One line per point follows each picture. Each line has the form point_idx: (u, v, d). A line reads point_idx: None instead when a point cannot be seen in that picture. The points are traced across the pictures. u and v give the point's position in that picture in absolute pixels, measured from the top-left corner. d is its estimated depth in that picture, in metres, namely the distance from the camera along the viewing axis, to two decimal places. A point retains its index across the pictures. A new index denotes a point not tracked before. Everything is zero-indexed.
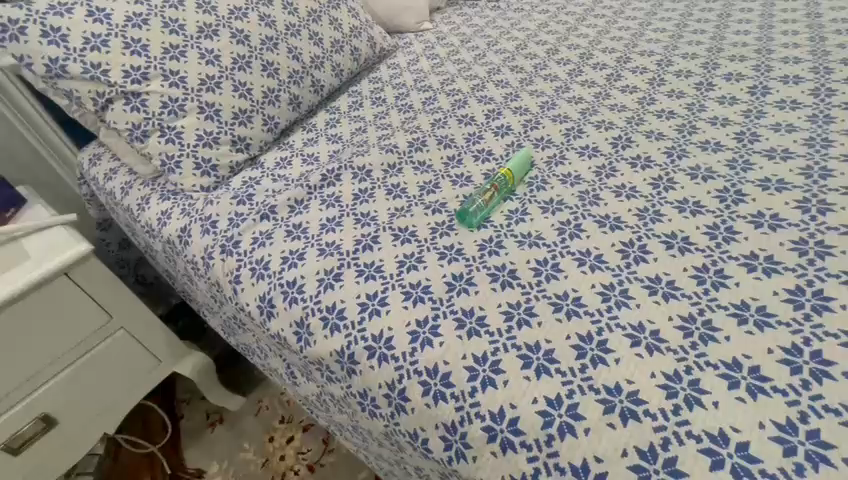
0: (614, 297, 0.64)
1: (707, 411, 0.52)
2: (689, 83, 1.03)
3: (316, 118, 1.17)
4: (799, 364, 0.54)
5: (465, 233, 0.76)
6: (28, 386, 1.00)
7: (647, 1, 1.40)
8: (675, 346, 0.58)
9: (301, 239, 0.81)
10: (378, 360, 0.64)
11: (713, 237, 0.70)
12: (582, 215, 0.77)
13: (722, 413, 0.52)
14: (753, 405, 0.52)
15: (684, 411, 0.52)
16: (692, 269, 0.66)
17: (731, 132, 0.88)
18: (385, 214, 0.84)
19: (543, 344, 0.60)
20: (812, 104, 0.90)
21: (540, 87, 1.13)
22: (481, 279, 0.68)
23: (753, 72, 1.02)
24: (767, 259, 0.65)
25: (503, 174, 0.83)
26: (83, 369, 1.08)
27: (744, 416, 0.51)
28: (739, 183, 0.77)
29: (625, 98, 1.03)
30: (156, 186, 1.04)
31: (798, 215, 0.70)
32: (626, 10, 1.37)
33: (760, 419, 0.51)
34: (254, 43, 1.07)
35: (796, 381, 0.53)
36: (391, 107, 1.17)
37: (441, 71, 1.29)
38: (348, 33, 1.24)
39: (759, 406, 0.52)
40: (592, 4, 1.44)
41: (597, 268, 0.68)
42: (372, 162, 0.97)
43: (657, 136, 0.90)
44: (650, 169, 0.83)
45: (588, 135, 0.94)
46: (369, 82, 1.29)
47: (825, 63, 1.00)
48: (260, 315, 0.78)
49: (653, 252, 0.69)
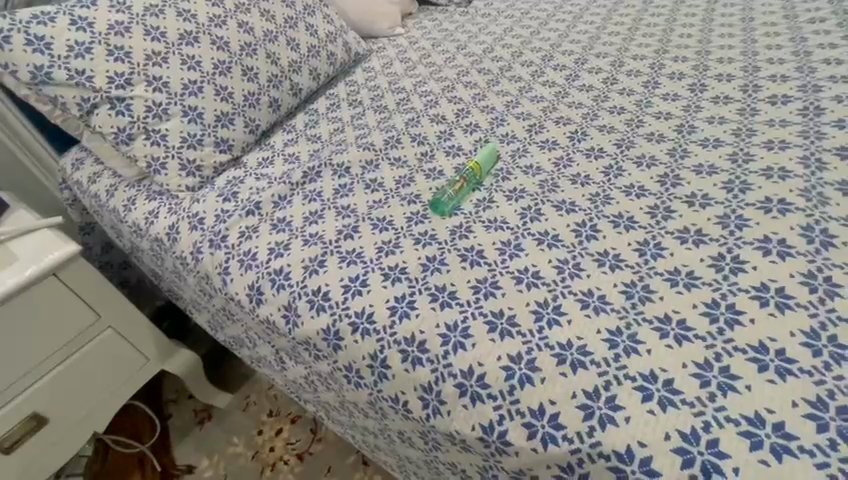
0: (568, 269, 0.70)
1: (640, 356, 0.58)
2: (639, 81, 1.14)
3: (295, 120, 1.23)
4: (717, 314, 0.60)
5: (438, 220, 0.84)
6: (18, 384, 1.02)
7: (604, 7, 1.51)
8: (618, 307, 0.63)
9: (285, 232, 0.87)
10: (361, 334, 0.70)
11: (654, 216, 0.76)
12: (542, 201, 0.84)
13: (653, 358, 0.58)
14: (678, 350, 0.58)
15: (622, 358, 0.58)
16: (635, 243, 0.72)
17: (674, 125, 0.97)
18: (364, 206, 0.90)
19: (506, 311, 0.66)
20: (740, 99, 1.01)
21: (505, 86, 1.22)
22: (452, 259, 0.74)
23: (693, 71, 1.14)
24: (697, 232, 0.72)
25: (472, 168, 0.91)
26: (75, 365, 1.11)
27: (670, 358, 0.57)
28: (678, 168, 0.85)
29: (582, 97, 1.13)
30: (141, 188, 1.08)
31: (724, 193, 0.78)
32: (584, 16, 1.49)
33: (683, 360, 0.57)
34: (234, 49, 1.13)
35: (714, 329, 0.59)
36: (367, 108, 1.24)
37: (413, 74, 1.37)
38: (324, 39, 1.31)
39: (682, 351, 0.58)
40: (553, 10, 1.55)
41: (554, 246, 0.74)
42: (351, 160, 1.04)
43: (609, 130, 1.00)
44: (602, 158, 0.92)
45: (548, 131, 1.03)
46: (345, 85, 1.35)
47: (754, 62, 1.12)
48: (249, 303, 0.83)
49: (602, 231, 0.75)
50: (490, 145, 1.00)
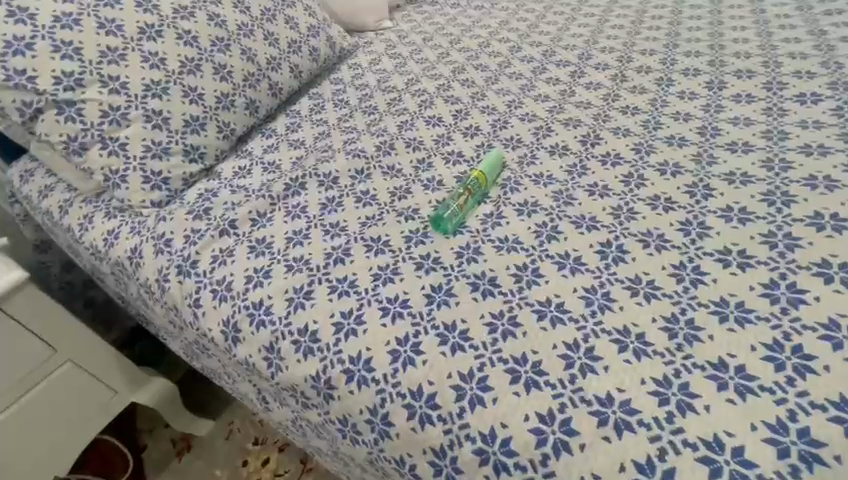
0: (597, 301, 0.60)
1: (699, 416, 0.49)
2: (650, 79, 1.06)
3: (275, 124, 1.11)
4: (782, 360, 0.52)
5: (441, 240, 0.74)
6: None
7: None
8: (661, 349, 0.55)
9: (265, 256, 0.76)
10: (357, 384, 0.59)
11: (687, 233, 0.68)
12: (558, 217, 0.75)
13: (714, 418, 0.49)
14: (743, 407, 0.49)
15: (677, 419, 0.49)
16: (670, 267, 0.64)
17: (695, 127, 0.89)
18: (356, 224, 0.80)
19: (530, 356, 0.56)
20: (764, 97, 0.93)
21: (506, 84, 1.13)
22: (461, 289, 0.64)
23: (709, 67, 1.05)
24: (740, 254, 0.64)
25: (477, 178, 0.81)
26: (58, 384, 1.02)
27: (736, 418, 0.49)
28: (706, 177, 0.77)
29: (590, 96, 1.04)
30: (99, 203, 0.94)
31: (765, 207, 0.69)
32: (584, 7, 1.39)
33: (751, 421, 0.48)
34: (204, 45, 1.00)
35: (782, 379, 0.51)
36: (355, 110, 1.13)
37: (403, 71, 1.26)
38: (306, 33, 1.19)
39: (748, 409, 0.49)
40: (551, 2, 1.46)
41: (577, 271, 0.65)
42: (339, 169, 0.92)
43: (625, 133, 0.91)
44: (620, 166, 0.83)
45: (557, 134, 0.94)
46: (330, 84, 1.24)
47: (774, 57, 1.03)
48: (225, 341, 0.72)
49: (630, 252, 0.67)
50: (495, 151, 0.89)
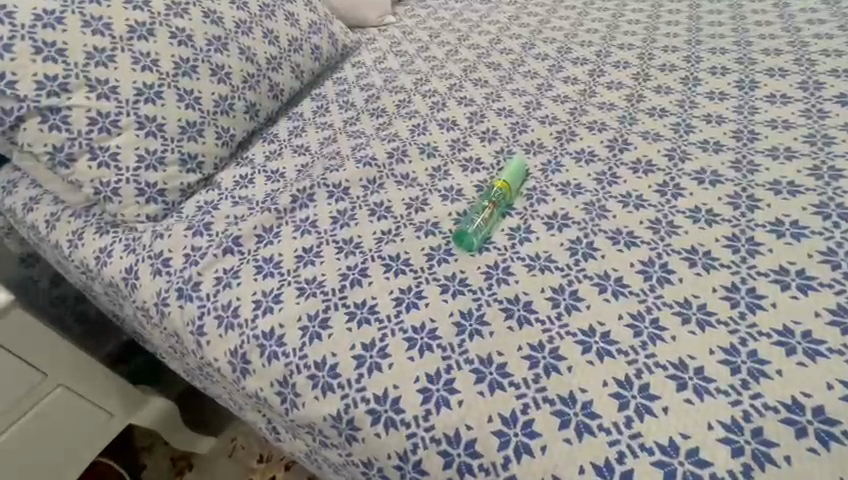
0: (646, 330, 0.55)
1: (780, 469, 0.43)
2: (675, 77, 1.01)
3: (277, 128, 1.06)
4: None
5: (466, 258, 0.68)
6: None
7: None
8: (725, 386, 0.48)
9: (274, 277, 0.70)
10: (384, 426, 0.53)
11: (736, 250, 0.62)
12: (592, 231, 0.69)
13: (797, 471, 0.43)
14: (830, 458, 0.43)
15: (755, 473, 0.43)
16: (722, 289, 0.58)
17: (729, 131, 0.84)
18: (372, 240, 0.74)
19: (578, 395, 0.50)
20: (802, 98, 0.88)
21: (521, 85, 1.08)
22: (493, 316, 0.59)
23: (737, 65, 1.00)
24: (799, 274, 0.58)
25: (500, 188, 0.76)
26: (54, 407, 0.95)
27: (822, 472, 0.43)
28: (750, 187, 0.72)
29: (612, 96, 0.99)
30: (90, 218, 0.87)
31: (819, 221, 0.64)
32: (597, 2, 1.35)
33: (840, 475, 0.43)
34: (200, 44, 0.94)
35: None
36: (362, 112, 1.08)
37: (412, 70, 1.21)
38: (307, 30, 1.13)
39: (835, 460, 0.43)
40: None
41: (620, 294, 0.59)
42: (349, 178, 0.86)
43: (654, 137, 0.86)
44: (653, 173, 0.78)
45: (581, 138, 0.89)
46: (334, 84, 1.18)
47: (807, 54, 0.98)
48: (232, 373, 0.65)
49: (676, 272, 0.61)
50: (517, 158, 0.84)
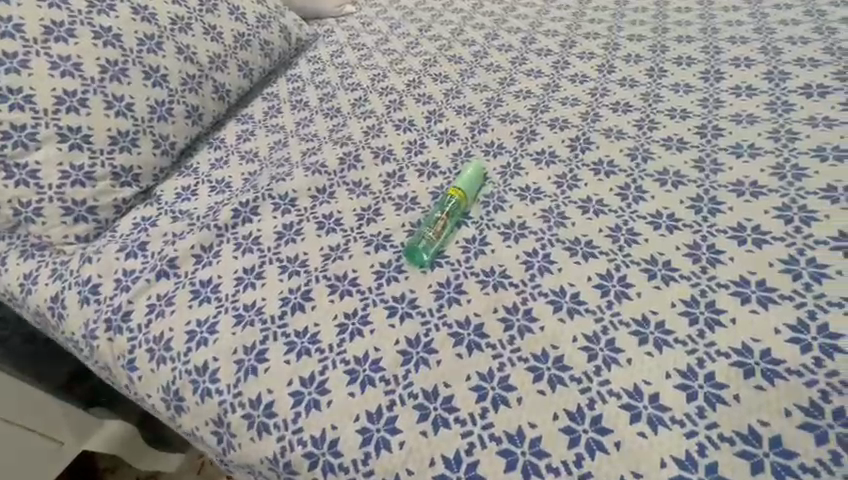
0: (601, 353, 0.51)
1: None
2: (641, 69, 0.97)
3: (224, 131, 0.99)
4: (822, 429, 0.43)
5: (417, 275, 0.64)
6: None
7: None
8: (680, 416, 0.46)
9: (211, 303, 0.64)
10: (323, 471, 0.50)
11: (696, 260, 0.59)
12: (549, 241, 0.66)
13: None
14: None
15: None
16: (681, 304, 0.55)
17: (693, 126, 0.81)
18: (318, 256, 0.69)
19: (526, 431, 0.47)
20: (767, 90, 0.84)
21: (482, 79, 1.03)
22: (442, 342, 0.55)
23: (703, 54, 0.97)
24: (760, 285, 0.55)
25: (455, 197, 0.72)
26: None
27: None
28: (712, 188, 0.68)
29: (575, 90, 0.95)
30: (14, 240, 0.80)
31: (782, 226, 0.61)
32: None
33: None
34: (129, 44, 0.87)
35: (825, 455, 0.42)
36: (315, 112, 1.02)
37: (370, 65, 1.14)
38: (254, 24, 1.06)
39: None
40: None
41: (575, 312, 0.56)
42: (297, 187, 0.80)
43: (617, 134, 0.82)
44: (615, 175, 0.75)
45: (542, 137, 0.85)
46: (286, 82, 1.12)
47: (774, 42, 0.95)
48: (167, 410, 0.61)
49: (634, 285, 0.58)
50: (474, 162, 0.80)
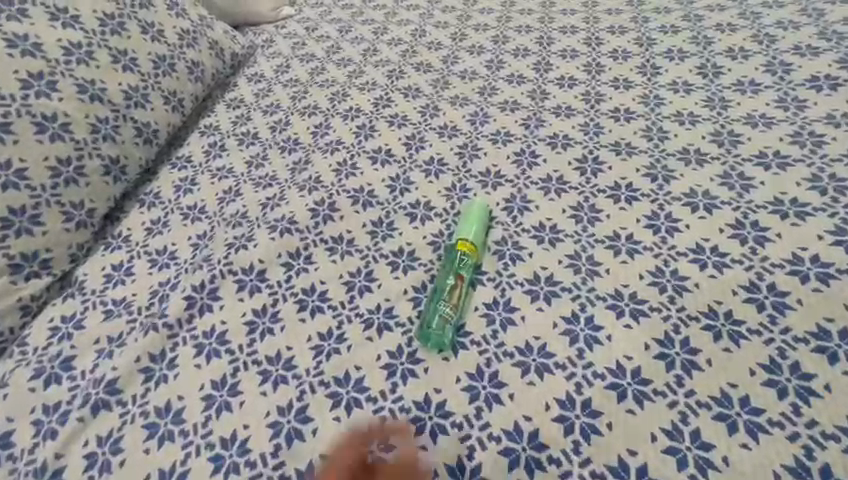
0: (689, 454, 0.43)
1: None
2: (631, 66, 0.89)
3: (157, 182, 0.81)
4: None
5: (439, 366, 0.51)
6: None
7: None
8: None
9: (175, 443, 0.49)
10: None
11: (761, 307, 0.51)
12: (587, 298, 0.55)
13: None
14: None
15: None
16: (762, 370, 0.47)
17: (707, 133, 0.73)
18: (307, 351, 0.55)
19: None
20: (772, 85, 0.78)
21: (460, 90, 0.91)
22: (493, 465, 0.44)
23: (693, 46, 0.89)
24: (842, 337, 0.48)
25: (466, 252, 0.60)
26: None
27: None
28: (751, 211, 0.61)
29: (566, 96, 0.85)
30: None
31: (842, 254, 0.54)
32: None
33: None
34: (9, 89, 0.67)
35: None
36: (270, 146, 0.85)
37: (325, 81, 0.99)
38: (177, 43, 0.89)
39: None
40: None
41: (643, 398, 0.46)
42: (264, 255, 0.65)
43: (628, 149, 0.73)
44: (637, 201, 0.65)
45: (544, 159, 0.74)
46: (226, 107, 0.96)
47: (763, 28, 0.89)
48: None
49: (701, 350, 0.49)
50: (477, 202, 0.67)
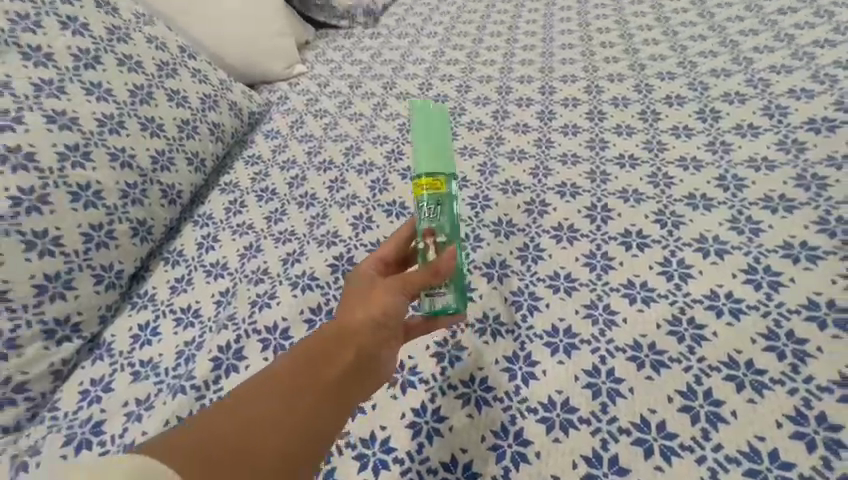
0: None
1: None
2: (632, 113, 0.92)
3: (180, 240, 0.85)
4: None
5: (463, 425, 0.52)
6: None
7: (536, 23, 1.33)
8: None
9: None
10: None
11: (781, 355, 0.52)
12: (605, 349, 0.56)
13: None
14: None
15: None
16: (789, 421, 0.47)
17: (711, 177, 0.75)
18: None
19: None
20: (771, 128, 0.81)
21: (468, 140, 0.94)
22: None
23: (691, 91, 0.94)
24: None
25: (427, 192, 0.52)
26: None
27: None
28: (762, 255, 0.62)
29: (571, 144, 0.89)
30: None
31: None
32: (520, 35, 1.28)
33: None
34: (47, 163, 0.70)
35: None
36: (287, 201, 0.89)
37: (338, 135, 1.04)
38: (198, 107, 0.95)
39: None
40: (478, 32, 1.34)
41: (671, 454, 0.47)
42: (287, 313, 0.67)
43: (636, 196, 0.75)
44: (649, 248, 0.67)
45: (554, 208, 0.76)
46: (245, 164, 1.01)
47: (757, 72, 0.93)
48: None
49: (725, 401, 0.49)
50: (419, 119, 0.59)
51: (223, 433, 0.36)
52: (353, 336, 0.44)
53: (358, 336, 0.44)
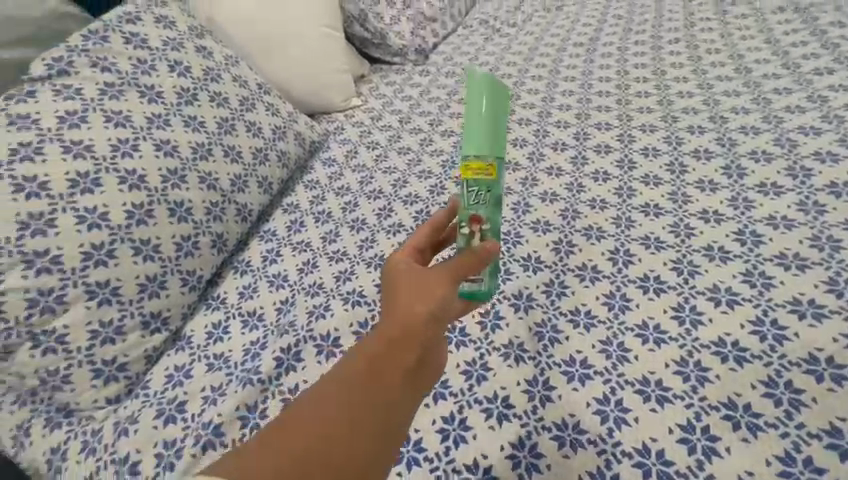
0: None
1: None
2: (661, 164, 0.99)
3: (248, 252, 0.98)
4: None
5: (486, 435, 0.60)
6: None
7: (576, 69, 1.42)
8: None
9: None
10: None
11: (777, 401, 0.58)
12: (616, 381, 0.63)
13: None
14: None
15: None
16: (777, 461, 0.53)
17: (731, 231, 0.81)
18: None
19: None
20: (793, 188, 0.86)
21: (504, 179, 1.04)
22: None
23: (719, 147, 1.00)
24: None
25: (475, 177, 0.57)
26: None
27: None
28: (770, 308, 0.68)
29: (600, 189, 0.97)
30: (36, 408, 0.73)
31: None
32: (560, 81, 1.37)
33: None
34: (153, 183, 0.85)
35: None
36: (341, 224, 1.01)
37: (388, 167, 1.16)
38: (270, 137, 1.09)
39: None
40: (521, 75, 1.44)
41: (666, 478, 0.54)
42: (338, 325, 0.78)
43: (657, 244, 0.82)
44: (665, 293, 0.74)
45: (580, 249, 0.84)
46: (305, 187, 1.14)
47: (785, 132, 0.99)
48: None
49: (721, 437, 0.56)
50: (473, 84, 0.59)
51: (302, 434, 0.42)
52: (410, 334, 0.48)
53: (412, 336, 0.48)
